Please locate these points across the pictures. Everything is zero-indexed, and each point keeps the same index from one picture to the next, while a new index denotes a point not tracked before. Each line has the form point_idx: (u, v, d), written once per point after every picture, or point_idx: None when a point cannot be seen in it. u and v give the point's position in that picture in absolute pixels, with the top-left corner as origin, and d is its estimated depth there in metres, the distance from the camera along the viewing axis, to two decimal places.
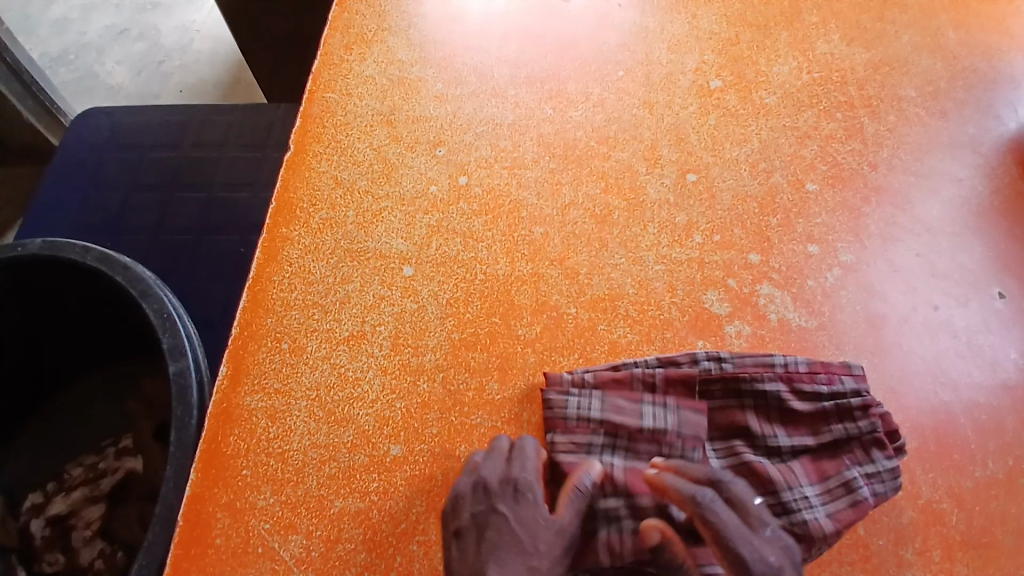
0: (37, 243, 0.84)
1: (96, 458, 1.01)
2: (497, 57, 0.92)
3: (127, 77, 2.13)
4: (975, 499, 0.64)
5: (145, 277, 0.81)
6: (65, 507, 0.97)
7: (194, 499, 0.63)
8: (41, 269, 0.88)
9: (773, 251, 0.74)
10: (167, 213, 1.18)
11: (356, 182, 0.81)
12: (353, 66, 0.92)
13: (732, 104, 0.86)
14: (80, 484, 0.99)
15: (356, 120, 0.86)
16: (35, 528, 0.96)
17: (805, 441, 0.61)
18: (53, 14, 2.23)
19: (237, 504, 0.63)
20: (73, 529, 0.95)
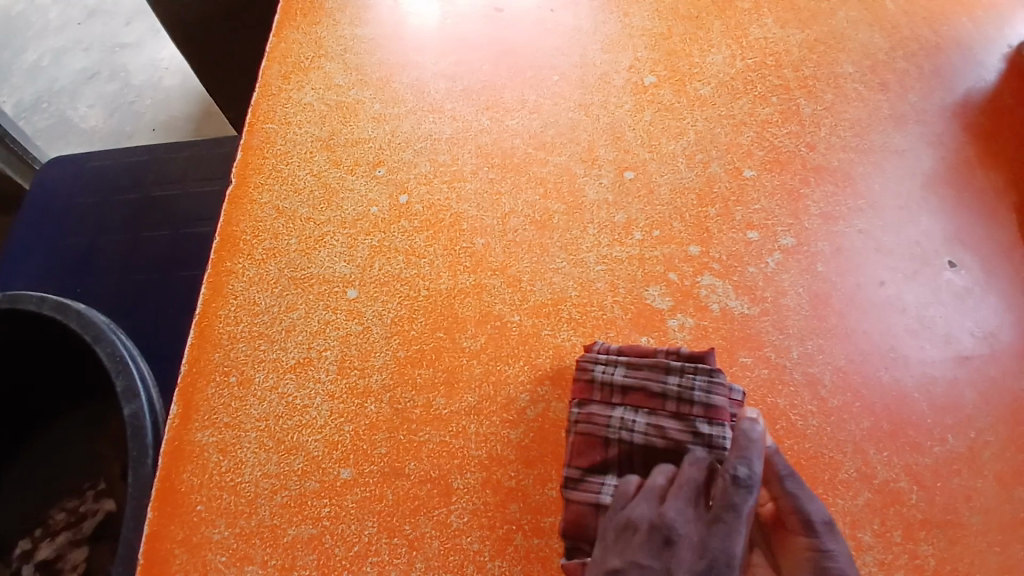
0: None
1: (76, 504, 1.02)
2: (433, 72, 0.93)
3: (99, 120, 2.16)
4: (929, 475, 0.63)
5: (98, 321, 0.83)
6: (51, 551, 0.98)
7: (152, 538, 0.65)
8: (1, 322, 0.90)
9: (713, 242, 0.75)
10: (131, 253, 1.19)
11: (297, 210, 0.83)
12: (293, 95, 0.93)
13: (667, 98, 0.87)
14: (63, 528, 1.00)
15: (296, 148, 0.88)
16: (24, 574, 0.98)
17: (658, 442, 0.59)
18: (27, 62, 2.26)
19: (193, 539, 0.65)
20: (60, 574, 0.97)
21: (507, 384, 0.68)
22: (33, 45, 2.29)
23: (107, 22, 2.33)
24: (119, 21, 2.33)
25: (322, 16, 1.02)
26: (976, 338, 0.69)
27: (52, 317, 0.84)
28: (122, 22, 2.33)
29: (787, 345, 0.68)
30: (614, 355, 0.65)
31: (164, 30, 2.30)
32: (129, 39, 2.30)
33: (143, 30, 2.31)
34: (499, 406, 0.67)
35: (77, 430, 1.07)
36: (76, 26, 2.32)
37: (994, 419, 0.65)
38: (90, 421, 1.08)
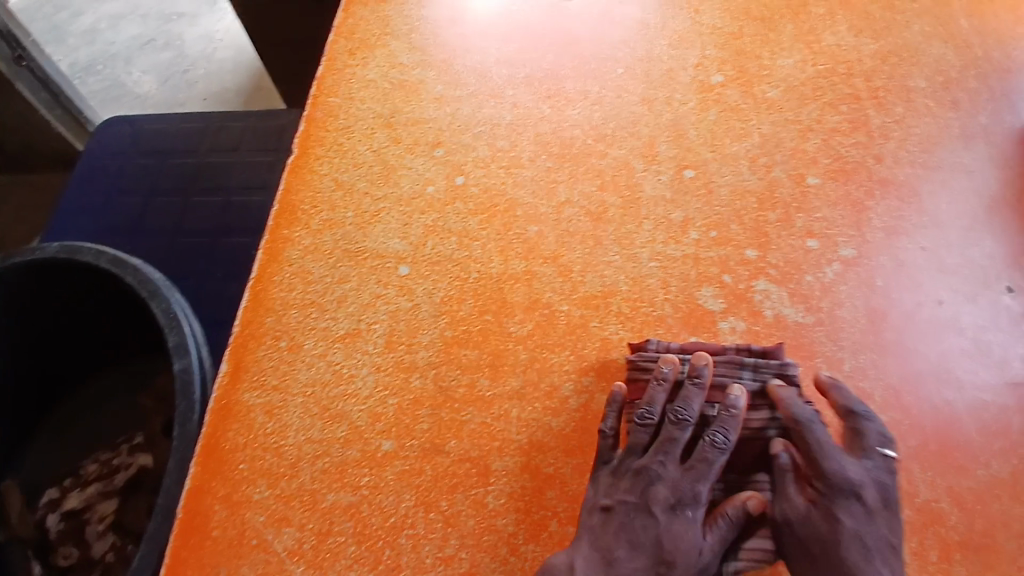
0: (52, 247, 0.89)
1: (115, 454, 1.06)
2: (496, 58, 0.93)
3: (156, 87, 2.21)
4: (980, 503, 0.61)
5: (154, 278, 0.85)
6: (79, 502, 1.02)
7: (194, 491, 0.67)
8: (65, 271, 0.94)
9: (770, 247, 0.73)
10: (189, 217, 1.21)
11: (355, 184, 0.84)
12: (357, 71, 0.95)
13: (733, 99, 0.85)
14: (94, 480, 1.03)
15: (357, 124, 0.89)
16: (50, 522, 1.01)
17: (737, 427, 0.63)
18: (84, 25, 2.34)
19: (234, 497, 0.67)
20: (87, 523, 1.01)
21: (552, 372, 0.68)
22: (92, 10, 2.37)
23: None
24: None
25: None
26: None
27: (110, 271, 0.87)
28: None
29: (839, 357, 0.67)
30: (681, 351, 0.67)
31: (219, 5, 2.36)
32: (185, 10, 2.36)
33: (205, 3, 2.37)
34: (543, 393, 0.67)
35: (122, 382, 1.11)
36: None
37: None
38: (128, 377, 1.11)
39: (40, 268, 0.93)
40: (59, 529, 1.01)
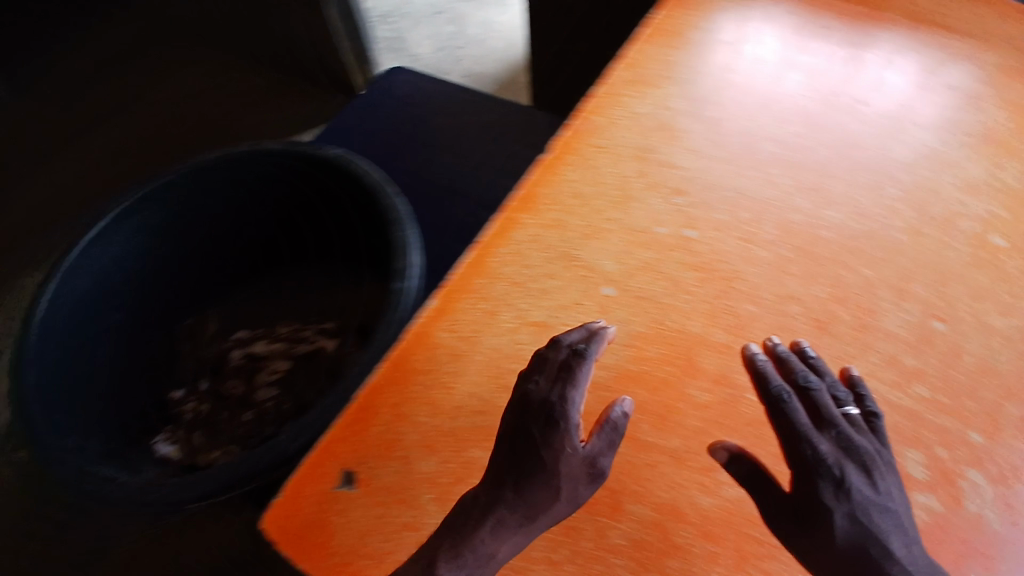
0: (362, 168, 0.97)
1: (300, 325, 1.13)
2: (769, 133, 0.92)
3: (428, 50, 2.68)
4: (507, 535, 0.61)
5: (402, 208, 0.93)
6: (264, 349, 1.10)
7: (371, 388, 0.73)
8: (316, 171, 1.02)
9: (998, 440, 0.68)
10: (403, 145, 1.49)
11: (592, 198, 0.87)
12: (628, 101, 0.97)
13: (1012, 269, 0.78)
14: (283, 339, 1.11)
15: (614, 146, 0.92)
16: (233, 354, 1.11)
17: None
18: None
19: (400, 408, 0.71)
20: (259, 371, 1.07)
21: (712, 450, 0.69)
22: None
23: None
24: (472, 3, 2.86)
25: (679, 42, 1.03)
26: (814, 455, 0.63)
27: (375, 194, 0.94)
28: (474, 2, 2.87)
29: None
30: None
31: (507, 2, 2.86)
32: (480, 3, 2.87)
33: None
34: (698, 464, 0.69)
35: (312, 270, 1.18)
36: None
37: None
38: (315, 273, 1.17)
39: (336, 183, 1.00)
40: (206, 387, 1.09)
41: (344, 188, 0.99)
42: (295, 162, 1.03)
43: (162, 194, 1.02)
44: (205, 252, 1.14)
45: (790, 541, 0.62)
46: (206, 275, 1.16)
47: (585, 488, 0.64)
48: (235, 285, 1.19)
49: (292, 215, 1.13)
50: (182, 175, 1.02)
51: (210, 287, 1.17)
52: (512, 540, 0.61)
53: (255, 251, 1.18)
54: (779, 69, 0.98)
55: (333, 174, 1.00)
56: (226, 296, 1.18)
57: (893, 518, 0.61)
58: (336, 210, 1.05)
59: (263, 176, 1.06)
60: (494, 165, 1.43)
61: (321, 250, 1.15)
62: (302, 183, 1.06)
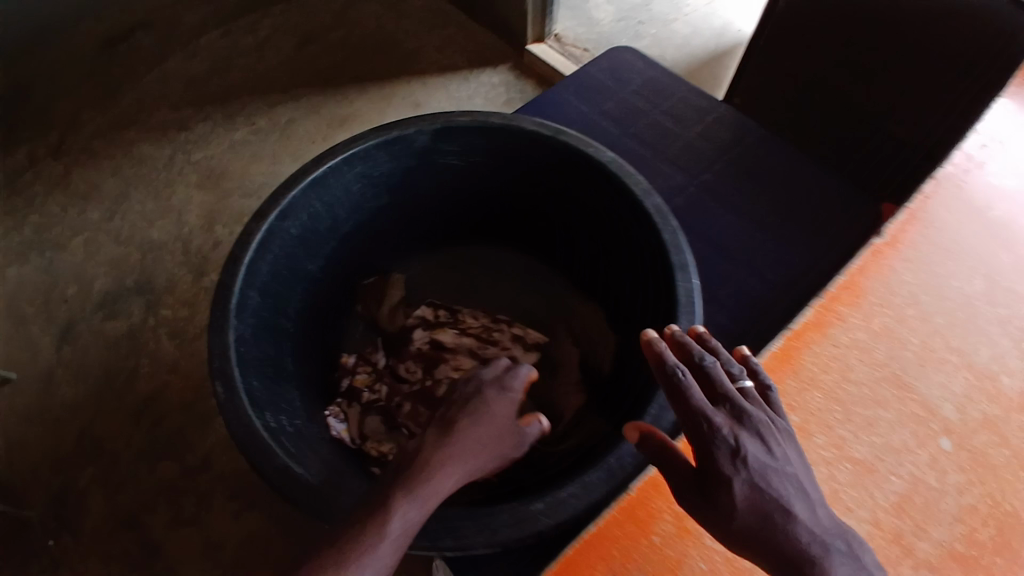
0: (637, 181, 0.81)
1: (493, 321, 1.03)
2: None
3: (608, 19, 2.33)
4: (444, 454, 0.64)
5: (683, 250, 0.77)
6: (451, 341, 0.99)
7: (653, 485, 0.61)
8: (584, 176, 0.89)
9: None
10: (615, 131, 1.23)
11: (931, 315, 0.73)
12: (981, 195, 0.80)
13: None
14: (474, 335, 1.00)
15: (960, 253, 0.77)
16: (417, 335, 1.01)
17: None
18: None
19: (686, 522, 0.60)
20: (443, 362, 0.97)
21: None
22: None
23: None
24: None
25: None
26: (708, 428, 0.57)
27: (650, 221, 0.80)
28: None
29: None
30: None
31: None
32: None
33: None
34: None
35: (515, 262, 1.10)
36: None
37: None
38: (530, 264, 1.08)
39: (603, 190, 0.87)
40: (386, 365, 0.99)
41: (613, 198, 0.86)
42: (563, 158, 0.89)
43: (404, 143, 0.89)
44: (417, 210, 1.03)
45: (758, 558, 0.53)
46: (411, 232, 1.06)
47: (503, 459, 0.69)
48: (429, 254, 1.11)
49: (522, 199, 1.01)
50: (431, 130, 0.88)
51: (414, 246, 1.08)
52: (457, 472, 0.64)
53: (467, 223, 1.08)
54: None
55: (606, 186, 0.86)
56: (416, 261, 1.10)
57: (792, 480, 0.56)
58: (587, 213, 0.93)
59: (516, 159, 0.94)
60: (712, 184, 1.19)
61: (547, 242, 1.06)
62: (553, 172, 0.93)
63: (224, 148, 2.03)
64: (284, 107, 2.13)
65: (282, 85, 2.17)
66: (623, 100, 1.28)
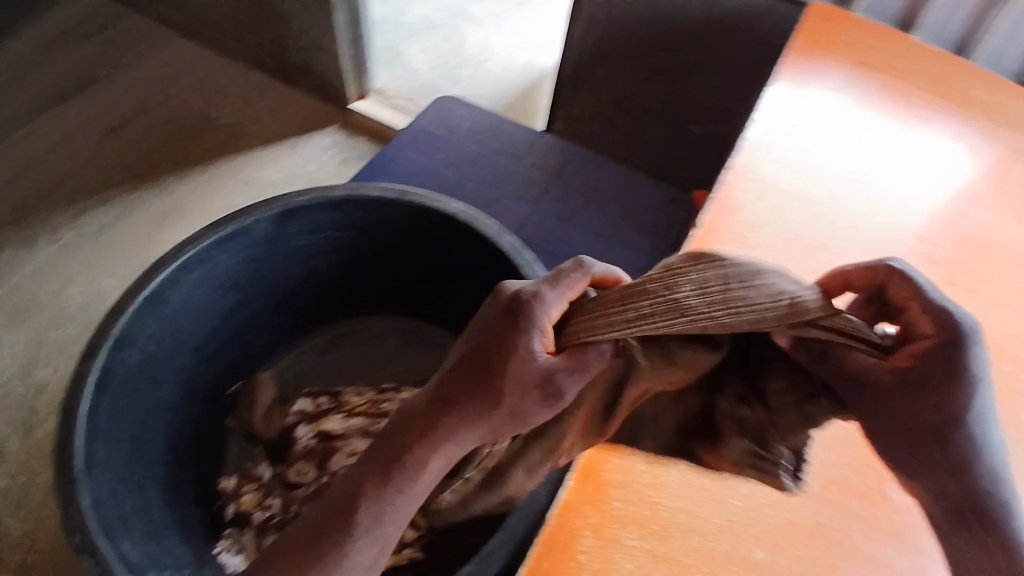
0: (489, 224, 0.85)
1: (380, 393, 0.98)
2: (900, 223, 0.94)
3: (426, 67, 2.41)
4: (440, 428, 0.58)
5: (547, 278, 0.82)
6: (340, 428, 0.92)
7: (565, 507, 0.63)
8: (446, 227, 0.91)
9: None
10: (458, 174, 1.29)
11: None
12: (770, 179, 0.95)
13: None
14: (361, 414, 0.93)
15: (767, 226, 0.90)
16: (301, 432, 0.93)
17: None
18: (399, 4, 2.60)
19: (603, 531, 0.62)
20: (336, 451, 0.88)
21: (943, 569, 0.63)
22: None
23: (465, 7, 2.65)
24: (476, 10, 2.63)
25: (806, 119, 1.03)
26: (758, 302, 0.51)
27: (507, 255, 0.83)
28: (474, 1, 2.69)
29: None
30: None
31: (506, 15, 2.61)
32: (473, 13, 2.64)
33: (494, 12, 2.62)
34: None
35: (393, 320, 1.09)
36: None
37: None
38: (409, 324, 1.09)
39: (459, 237, 0.90)
40: (280, 471, 0.91)
41: (470, 243, 0.89)
42: (418, 217, 0.91)
43: (245, 235, 0.85)
44: (277, 296, 0.98)
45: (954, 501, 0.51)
46: (276, 319, 1.01)
47: (536, 402, 0.59)
48: (305, 335, 1.07)
49: (382, 259, 1.00)
50: (274, 215, 0.85)
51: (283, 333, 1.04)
52: (466, 443, 0.59)
53: (334, 298, 1.05)
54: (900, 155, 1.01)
55: (462, 234, 0.89)
56: (291, 347, 1.06)
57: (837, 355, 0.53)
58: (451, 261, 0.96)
59: (373, 228, 0.92)
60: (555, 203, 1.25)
61: (420, 298, 1.07)
62: (407, 229, 0.94)
63: (26, 275, 1.75)
64: (93, 213, 1.89)
65: (87, 190, 1.93)
66: (458, 145, 1.33)
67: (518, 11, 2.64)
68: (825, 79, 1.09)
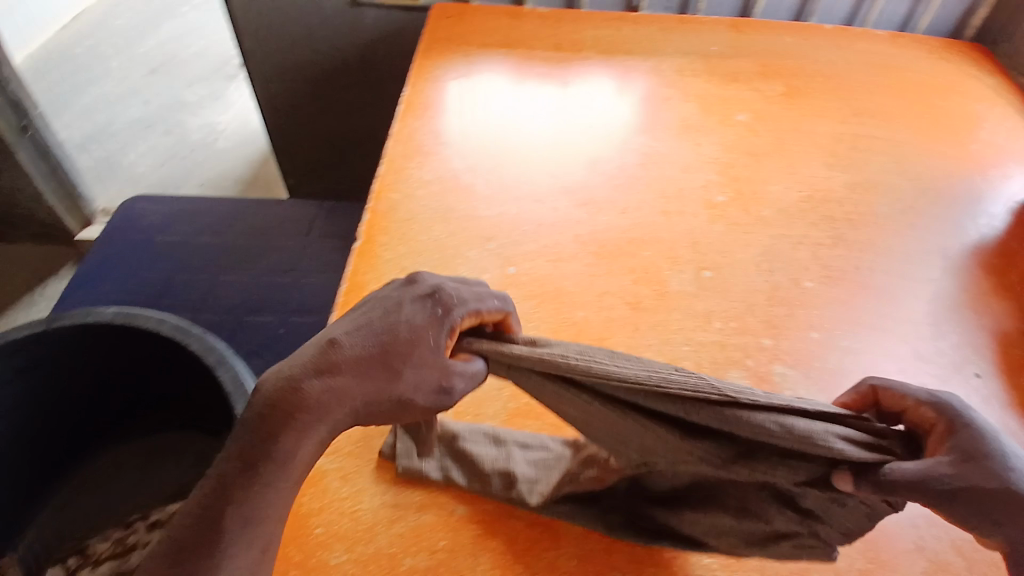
0: (162, 322, 0.93)
1: (125, 529, 1.06)
2: (536, 170, 1.07)
3: (151, 167, 2.48)
4: (313, 415, 0.57)
5: (220, 347, 0.89)
6: None
7: None
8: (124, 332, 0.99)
9: (782, 336, 0.87)
10: (170, 272, 1.35)
11: (418, 269, 0.91)
12: (415, 173, 1.05)
13: (735, 214, 1.02)
14: (107, 558, 1.02)
15: (418, 217, 0.98)
16: None
17: None
18: (107, 121, 2.63)
19: (308, 564, 0.66)
20: None
21: None
22: (117, 114, 2.66)
23: (179, 101, 2.74)
24: (189, 100, 2.76)
25: (439, 111, 1.16)
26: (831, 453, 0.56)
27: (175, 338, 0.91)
28: (184, 87, 2.80)
29: None
30: None
31: (223, 97, 2.77)
32: (189, 100, 2.75)
33: (207, 95, 2.78)
34: None
35: None
36: (154, 103, 2.73)
37: None
38: None
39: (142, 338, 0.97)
40: None
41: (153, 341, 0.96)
42: None
43: None
44: None
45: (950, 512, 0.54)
46: None
47: (427, 394, 0.61)
48: None
49: None
50: None
51: None
52: (341, 416, 0.58)
53: None
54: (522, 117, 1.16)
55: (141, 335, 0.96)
56: None
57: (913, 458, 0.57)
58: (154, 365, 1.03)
59: (125, 363, 1.19)
60: (272, 264, 1.36)
61: None
62: None
63: None
64: None
65: None
66: (165, 247, 1.40)
67: (233, 91, 2.82)
68: (448, 73, 1.23)
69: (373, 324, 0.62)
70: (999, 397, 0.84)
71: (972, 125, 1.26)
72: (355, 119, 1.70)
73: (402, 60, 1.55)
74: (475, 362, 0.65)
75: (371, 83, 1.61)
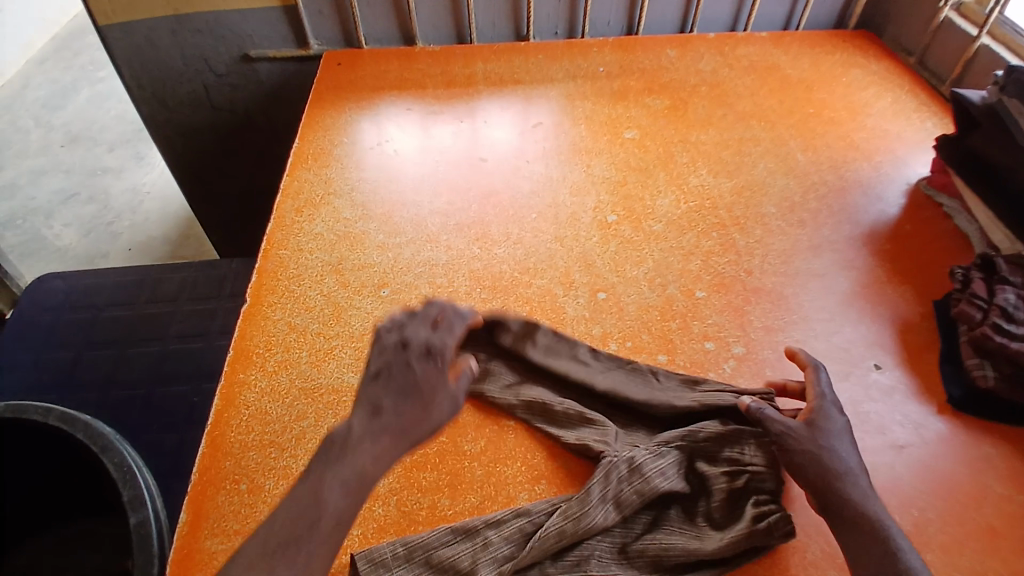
0: (51, 415, 0.87)
1: None
2: (429, 209, 1.07)
3: (75, 239, 2.39)
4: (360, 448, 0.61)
5: (107, 432, 0.84)
6: None
7: None
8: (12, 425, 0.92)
9: (677, 351, 0.88)
10: (70, 348, 1.25)
11: (308, 326, 0.90)
12: (305, 226, 1.03)
13: (627, 233, 1.04)
14: None
15: (308, 272, 0.97)
16: None
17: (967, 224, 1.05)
18: (24, 195, 2.54)
19: None
20: None
21: (507, 485, 0.75)
22: (33, 187, 2.57)
23: (101, 166, 2.67)
24: (111, 163, 2.69)
25: (331, 160, 1.15)
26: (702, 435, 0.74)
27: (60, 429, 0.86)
28: (105, 151, 2.73)
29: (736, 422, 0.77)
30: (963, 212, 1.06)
31: (146, 158, 2.71)
32: (111, 164, 2.68)
33: (129, 158, 2.71)
34: (501, 505, 0.73)
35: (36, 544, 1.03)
36: (75, 170, 2.65)
37: (932, 499, 0.76)
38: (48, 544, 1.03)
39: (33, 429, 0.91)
40: None
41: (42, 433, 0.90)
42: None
43: None
44: None
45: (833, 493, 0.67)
46: None
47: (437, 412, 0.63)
48: None
49: None
50: None
51: None
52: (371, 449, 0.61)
53: None
54: (414, 157, 1.16)
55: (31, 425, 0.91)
56: None
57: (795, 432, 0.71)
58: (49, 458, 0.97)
59: None
60: (183, 330, 1.29)
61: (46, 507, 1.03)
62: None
63: None
64: None
65: None
66: (62, 324, 1.29)
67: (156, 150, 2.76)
68: (340, 120, 1.23)
69: (398, 373, 0.65)
70: (899, 387, 0.87)
71: (860, 115, 1.29)
72: (265, 170, 1.69)
73: (302, 104, 1.54)
74: (471, 365, 0.68)
75: (278, 133, 1.60)
